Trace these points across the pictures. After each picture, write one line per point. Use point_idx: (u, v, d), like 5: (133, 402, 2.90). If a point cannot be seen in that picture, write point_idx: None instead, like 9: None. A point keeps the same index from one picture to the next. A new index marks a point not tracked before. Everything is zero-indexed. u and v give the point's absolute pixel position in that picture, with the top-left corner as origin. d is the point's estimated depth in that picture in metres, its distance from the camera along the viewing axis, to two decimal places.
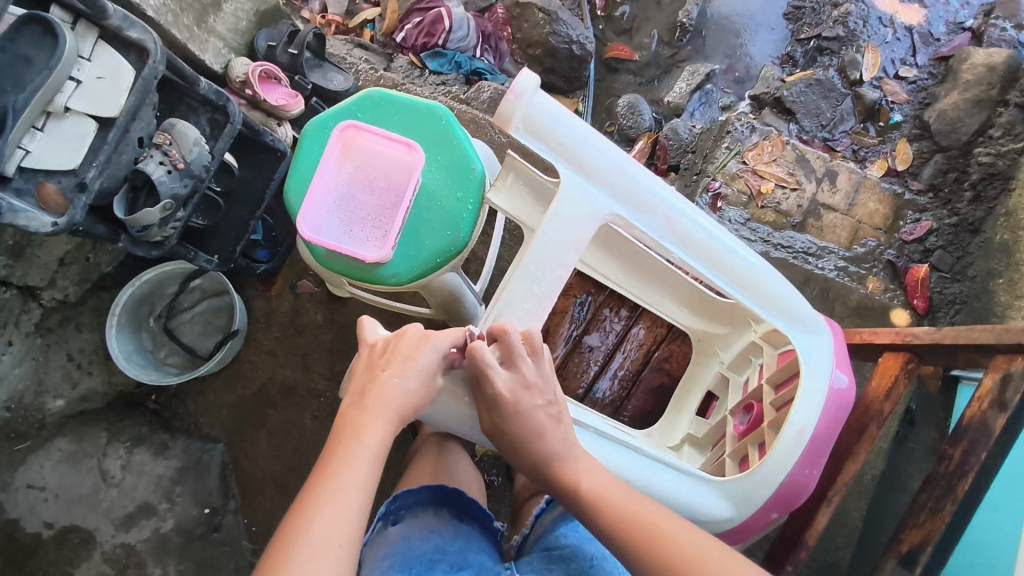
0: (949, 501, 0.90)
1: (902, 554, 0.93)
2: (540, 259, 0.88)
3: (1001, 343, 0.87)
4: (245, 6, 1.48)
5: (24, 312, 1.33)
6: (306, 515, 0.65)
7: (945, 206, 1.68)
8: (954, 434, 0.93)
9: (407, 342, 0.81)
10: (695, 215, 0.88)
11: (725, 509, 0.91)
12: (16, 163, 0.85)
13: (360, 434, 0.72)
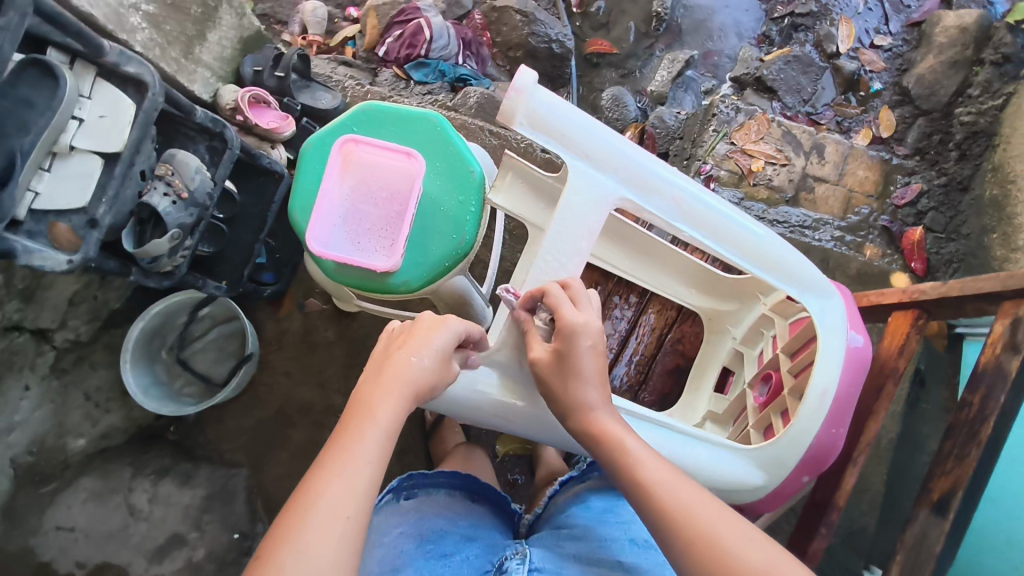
0: (974, 446, 0.91)
1: (933, 502, 0.94)
2: (555, 249, 0.89)
3: (1008, 290, 0.88)
4: (229, 34, 1.50)
5: (38, 355, 1.35)
6: (312, 487, 0.64)
7: (933, 167, 1.72)
8: (971, 381, 0.94)
9: (422, 324, 0.81)
10: (701, 193, 0.90)
11: (758, 476, 0.93)
12: (26, 206, 0.87)
13: (371, 410, 0.71)
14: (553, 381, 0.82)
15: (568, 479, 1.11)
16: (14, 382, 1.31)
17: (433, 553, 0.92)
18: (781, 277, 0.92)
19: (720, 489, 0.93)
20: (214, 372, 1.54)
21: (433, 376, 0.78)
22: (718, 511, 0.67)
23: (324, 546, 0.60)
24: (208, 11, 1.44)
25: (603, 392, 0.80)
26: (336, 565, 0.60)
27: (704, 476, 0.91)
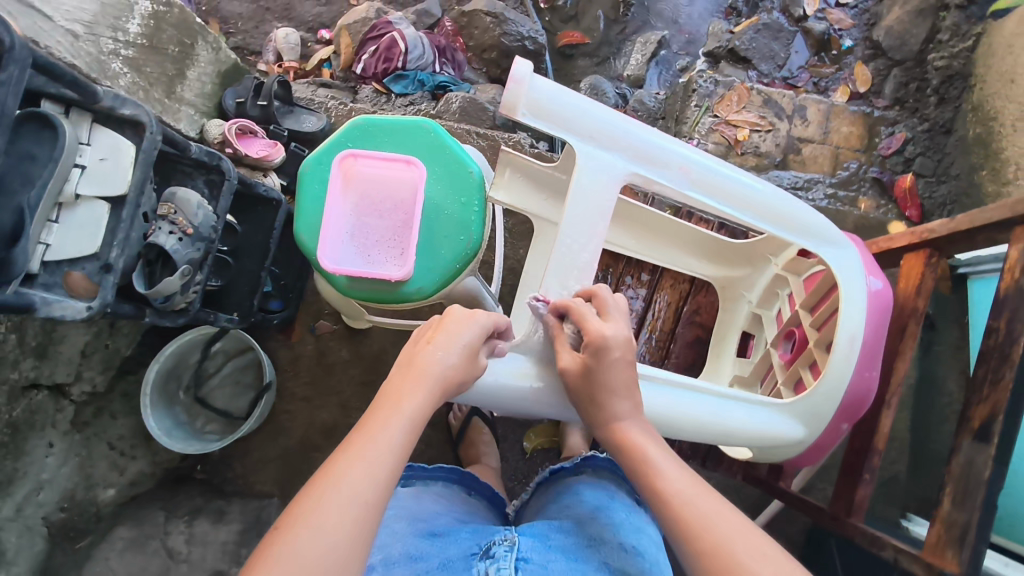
0: (1009, 369, 0.79)
1: (976, 430, 0.81)
2: (572, 233, 0.89)
3: (1014, 215, 0.82)
4: (207, 69, 1.50)
5: (58, 411, 1.32)
6: (333, 469, 0.64)
7: (914, 115, 1.74)
8: (994, 307, 0.84)
9: (452, 320, 0.80)
10: (707, 159, 0.92)
11: (799, 430, 0.94)
12: (38, 258, 0.87)
13: (397, 400, 0.71)
14: (586, 383, 0.79)
15: (561, 468, 1.10)
16: (39, 442, 1.27)
17: (425, 531, 0.89)
18: (795, 231, 0.94)
19: (762, 445, 0.94)
20: (234, 406, 1.54)
21: (462, 373, 0.78)
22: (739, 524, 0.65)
23: (339, 521, 0.61)
24: (186, 49, 1.44)
25: (632, 398, 0.78)
26: (351, 545, 0.60)
27: (747, 435, 0.92)
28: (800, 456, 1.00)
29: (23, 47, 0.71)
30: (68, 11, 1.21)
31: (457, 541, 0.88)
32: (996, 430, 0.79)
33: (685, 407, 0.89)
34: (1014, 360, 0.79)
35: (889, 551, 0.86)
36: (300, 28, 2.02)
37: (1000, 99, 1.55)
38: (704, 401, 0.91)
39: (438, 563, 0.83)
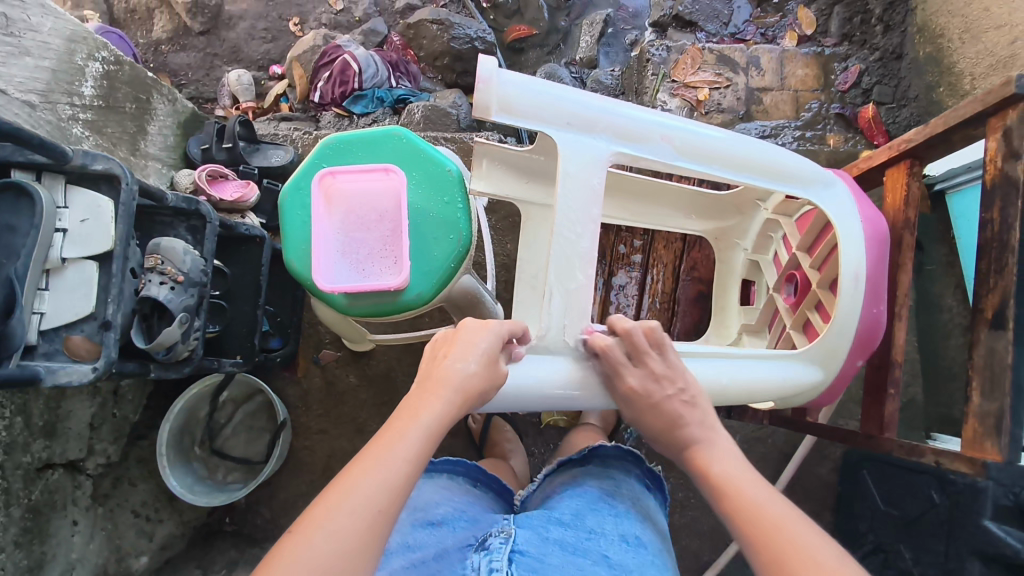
0: (1010, 254, 0.80)
1: (990, 319, 0.83)
2: (570, 219, 0.86)
3: (987, 107, 0.83)
4: (167, 122, 1.52)
5: (77, 488, 1.25)
6: (350, 475, 0.64)
7: (864, 46, 1.78)
8: (984, 200, 0.85)
9: (465, 335, 0.80)
10: (687, 126, 0.92)
11: (816, 373, 0.96)
12: (35, 328, 0.86)
13: (414, 413, 0.71)
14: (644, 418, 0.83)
15: (566, 460, 1.08)
16: (63, 521, 1.20)
17: (423, 522, 0.91)
18: (782, 180, 0.95)
19: (786, 393, 0.95)
20: (252, 451, 1.52)
21: (485, 383, 0.77)
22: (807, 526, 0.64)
23: (352, 524, 0.60)
24: (142, 105, 1.44)
25: (699, 418, 0.81)
26: (361, 548, 0.59)
27: (771, 385, 0.92)
28: (819, 397, 1.01)
29: None
30: (21, 82, 1.16)
31: (454, 534, 0.88)
32: (1010, 314, 0.80)
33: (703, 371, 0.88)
34: (1010, 244, 0.81)
35: (929, 457, 0.87)
36: (251, 68, 2.04)
37: (942, 15, 1.58)
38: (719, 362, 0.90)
39: (434, 552, 0.84)
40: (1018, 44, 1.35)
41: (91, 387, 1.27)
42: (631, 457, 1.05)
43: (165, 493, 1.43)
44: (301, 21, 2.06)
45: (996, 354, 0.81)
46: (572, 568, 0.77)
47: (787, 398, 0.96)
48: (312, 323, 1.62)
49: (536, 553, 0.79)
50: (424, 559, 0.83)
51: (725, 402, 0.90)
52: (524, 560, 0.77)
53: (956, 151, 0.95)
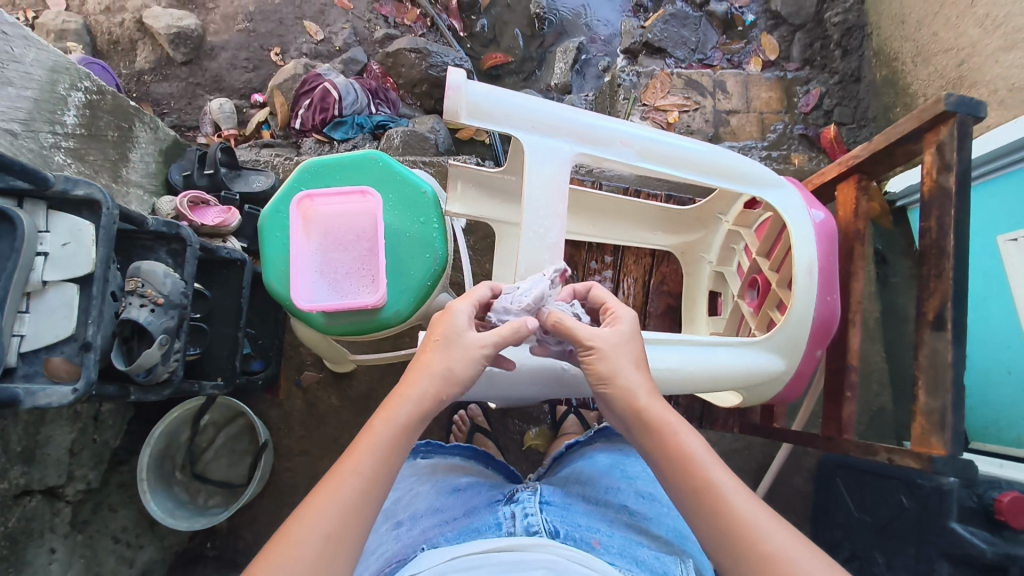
0: (947, 259, 0.86)
1: (932, 321, 0.88)
2: (536, 216, 0.91)
3: (923, 124, 0.89)
4: (149, 150, 1.56)
5: (55, 514, 1.24)
6: (307, 506, 0.63)
7: (824, 70, 1.87)
8: (923, 211, 0.90)
9: (444, 328, 0.76)
10: (646, 131, 0.97)
11: (778, 362, 1.00)
12: (15, 351, 0.87)
13: (372, 425, 0.69)
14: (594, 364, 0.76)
15: (575, 442, 1.15)
16: (39, 549, 1.19)
17: (448, 490, 0.94)
18: (735, 180, 1.00)
19: (746, 384, 0.99)
20: (234, 475, 1.52)
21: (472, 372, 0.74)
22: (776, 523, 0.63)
23: (308, 554, 0.59)
24: (124, 133, 1.47)
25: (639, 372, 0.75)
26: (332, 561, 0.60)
27: (731, 374, 0.96)
28: (783, 391, 1.05)
29: None
30: (4, 111, 1.17)
31: (479, 498, 0.92)
32: (948, 316, 0.85)
33: (668, 359, 0.91)
34: (944, 252, 0.87)
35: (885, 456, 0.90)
36: (233, 96, 2.08)
37: (896, 40, 1.68)
38: (690, 350, 0.94)
39: (463, 510, 0.87)
40: (964, 67, 1.44)
41: (71, 412, 1.27)
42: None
43: (146, 519, 1.42)
44: (282, 51, 2.12)
45: (938, 354, 0.86)
46: (594, 519, 0.84)
47: (750, 388, 1.00)
48: (294, 345, 1.64)
49: (561, 503, 0.85)
50: (456, 512, 0.87)
51: (692, 386, 0.94)
52: (554, 507, 0.83)
53: (899, 166, 1.01)
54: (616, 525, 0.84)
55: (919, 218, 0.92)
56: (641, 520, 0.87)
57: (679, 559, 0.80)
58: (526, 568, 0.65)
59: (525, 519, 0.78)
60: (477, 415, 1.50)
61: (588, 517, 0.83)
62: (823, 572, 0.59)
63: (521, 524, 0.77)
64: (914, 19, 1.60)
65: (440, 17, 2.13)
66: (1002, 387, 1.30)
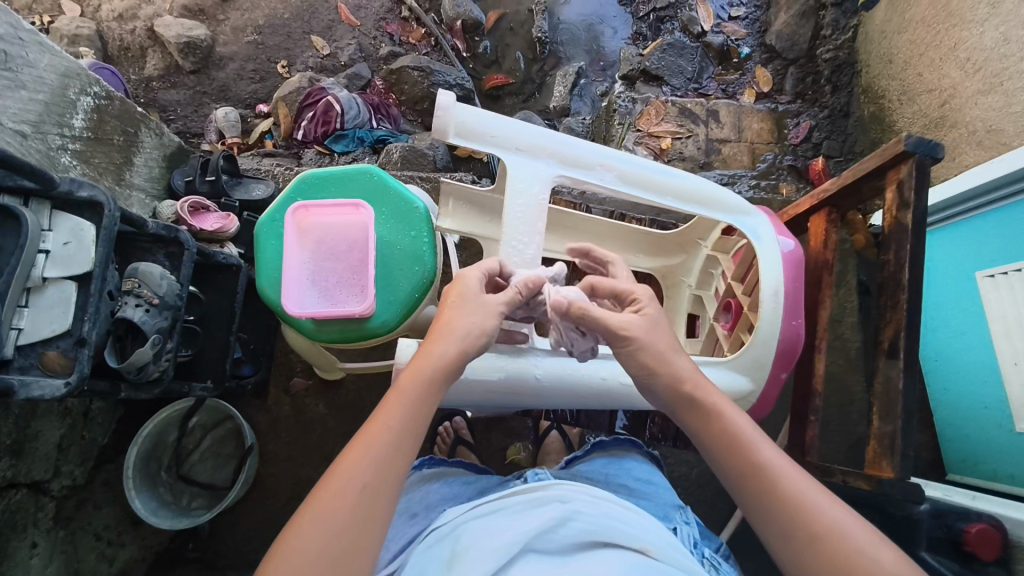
0: (903, 290, 0.91)
1: (887, 349, 0.94)
2: (516, 232, 0.97)
3: (885, 162, 0.94)
4: (153, 155, 1.60)
5: (40, 508, 1.25)
6: (343, 461, 0.67)
7: (815, 104, 1.93)
8: (884, 244, 0.96)
9: (466, 293, 0.81)
10: (626, 156, 1.02)
11: (745, 381, 1.02)
12: (12, 343, 0.90)
13: (399, 383, 0.73)
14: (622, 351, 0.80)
15: (572, 457, 1.13)
16: (22, 542, 1.20)
17: (460, 483, 1.00)
18: (711, 206, 1.05)
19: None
20: (218, 478, 1.53)
21: (482, 343, 0.79)
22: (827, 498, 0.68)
23: (349, 504, 0.64)
24: (130, 138, 1.52)
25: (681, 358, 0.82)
26: (371, 505, 0.65)
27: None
28: (751, 410, 1.07)
29: None
30: (16, 112, 1.21)
31: (489, 481, 1.01)
32: (901, 345, 0.91)
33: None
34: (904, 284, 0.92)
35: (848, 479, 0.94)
36: (238, 106, 2.13)
37: (884, 78, 1.73)
38: None
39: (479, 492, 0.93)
40: (946, 107, 1.49)
41: (62, 408, 1.29)
42: (630, 444, 1.14)
43: (129, 517, 1.44)
44: (289, 64, 2.17)
45: (897, 383, 0.90)
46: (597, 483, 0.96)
47: None
48: (284, 351, 1.67)
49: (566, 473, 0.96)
50: (467, 493, 0.96)
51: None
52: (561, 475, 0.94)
53: (867, 202, 1.06)
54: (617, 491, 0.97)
55: (880, 252, 0.97)
56: (639, 492, 0.98)
57: (677, 508, 0.96)
58: (541, 502, 0.76)
59: (535, 477, 0.91)
60: (461, 427, 1.52)
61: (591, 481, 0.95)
62: (858, 526, 0.65)
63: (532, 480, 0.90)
64: (900, 58, 1.65)
65: (445, 37, 2.20)
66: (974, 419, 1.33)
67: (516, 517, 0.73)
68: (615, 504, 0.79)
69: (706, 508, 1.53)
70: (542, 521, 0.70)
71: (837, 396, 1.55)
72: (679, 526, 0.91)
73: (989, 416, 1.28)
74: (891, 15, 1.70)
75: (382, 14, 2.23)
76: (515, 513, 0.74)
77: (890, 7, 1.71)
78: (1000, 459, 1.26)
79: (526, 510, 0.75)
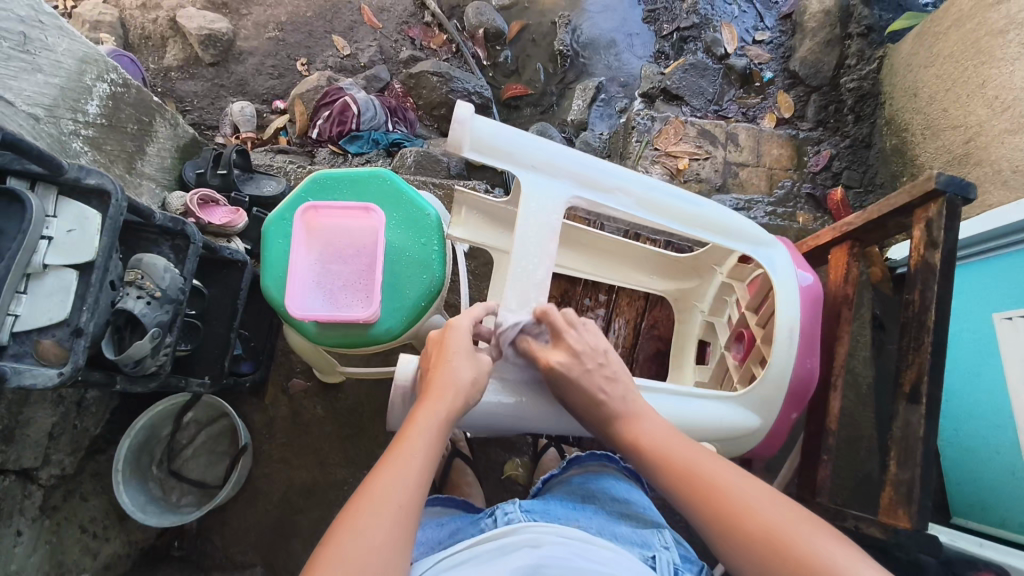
0: (927, 332, 0.92)
1: (908, 393, 0.94)
2: (527, 252, 0.95)
3: (914, 199, 0.94)
4: (166, 146, 1.59)
5: (26, 497, 1.23)
6: (372, 479, 0.68)
7: (836, 133, 1.91)
8: (908, 282, 0.96)
9: (455, 340, 0.86)
10: (645, 179, 1.00)
11: (754, 419, 1.02)
12: (8, 329, 0.87)
13: (416, 415, 0.77)
14: (569, 400, 0.91)
15: (550, 476, 1.10)
16: (6, 530, 1.17)
17: (434, 523, 0.96)
18: (727, 236, 1.03)
19: (721, 436, 1.00)
20: (210, 475, 1.49)
21: (477, 393, 0.84)
22: (764, 499, 0.71)
23: (384, 519, 0.65)
24: (144, 126, 1.51)
25: (620, 393, 0.89)
26: (393, 540, 0.64)
27: (706, 426, 0.98)
28: (760, 446, 1.07)
29: None
30: (30, 95, 1.19)
31: (462, 521, 0.94)
32: (924, 390, 0.91)
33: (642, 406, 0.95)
34: (930, 324, 0.91)
35: None
36: (255, 101, 2.12)
37: (908, 112, 1.71)
38: (662, 399, 0.96)
39: (451, 534, 0.89)
40: (971, 144, 1.46)
41: (55, 396, 1.27)
42: (607, 459, 1.08)
43: (116, 511, 1.41)
44: (308, 62, 2.17)
45: (917, 428, 0.90)
46: (575, 514, 0.89)
47: (725, 441, 1.02)
48: (285, 351, 1.64)
49: (541, 506, 0.88)
50: (440, 537, 0.91)
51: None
52: (532, 509, 0.87)
53: (891, 238, 1.06)
54: (599, 513, 0.91)
55: (905, 288, 0.97)
56: (621, 515, 0.92)
57: (657, 532, 0.88)
58: (508, 551, 0.72)
59: (505, 517, 0.84)
60: (459, 439, 1.47)
61: (568, 512, 0.89)
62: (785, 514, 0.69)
63: (501, 520, 0.83)
64: (926, 92, 1.63)
65: (466, 44, 2.19)
66: (985, 466, 1.29)
67: (480, 568, 0.69)
68: (590, 541, 0.75)
69: None
70: (510, 570, 0.67)
71: (845, 432, 1.51)
72: (658, 553, 0.82)
73: (1001, 462, 1.25)
74: (918, 48, 1.68)
75: (404, 18, 2.23)
76: (479, 564, 0.70)
77: (916, 41, 1.69)
78: (1010, 507, 1.23)
79: (492, 560, 0.71)
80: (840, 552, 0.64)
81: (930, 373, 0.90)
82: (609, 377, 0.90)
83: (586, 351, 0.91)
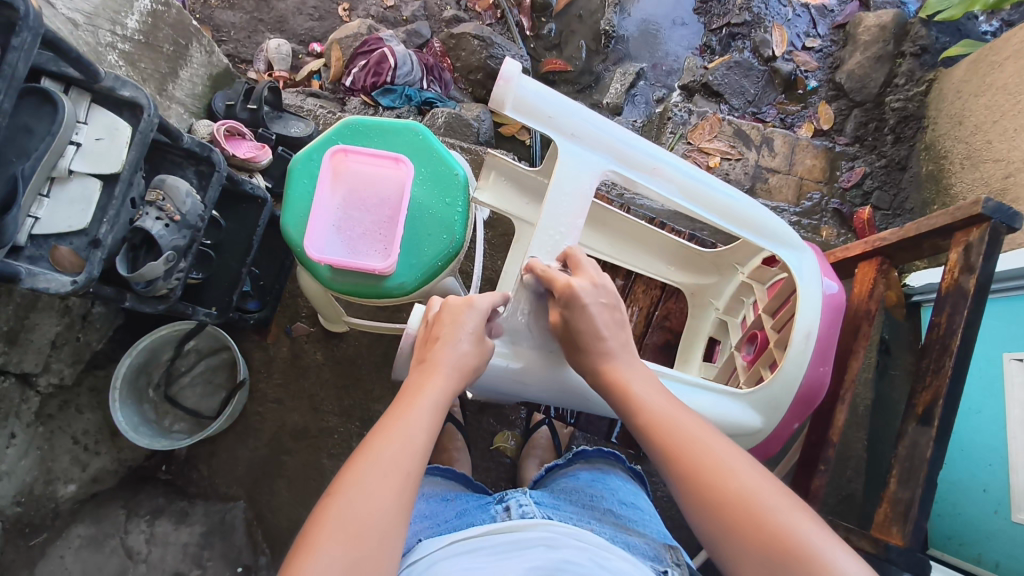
0: (948, 357, 0.92)
1: (919, 415, 0.94)
2: (554, 222, 0.95)
3: (956, 221, 0.94)
4: (199, 72, 1.56)
5: (23, 402, 1.23)
6: (369, 446, 0.68)
7: (872, 151, 1.89)
8: (936, 304, 0.97)
9: (463, 320, 0.84)
10: (682, 165, 0.99)
11: (756, 425, 1.02)
12: (27, 231, 0.86)
13: (417, 391, 0.75)
14: (574, 333, 0.86)
15: (555, 464, 1.12)
16: None
17: (437, 500, 0.99)
18: (757, 234, 1.02)
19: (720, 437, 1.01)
20: (205, 405, 1.50)
21: (468, 366, 0.82)
22: (745, 467, 0.68)
23: (383, 486, 0.64)
24: (179, 49, 1.49)
25: (620, 338, 0.85)
26: (395, 505, 0.64)
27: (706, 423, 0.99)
28: (757, 452, 1.07)
29: (36, 15, 0.72)
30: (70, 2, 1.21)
31: (467, 502, 0.96)
32: (937, 413, 0.92)
33: None
34: (954, 349, 0.92)
35: None
36: (292, 40, 2.10)
37: (950, 139, 1.67)
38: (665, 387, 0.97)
39: (455, 513, 0.91)
40: (1010, 179, 1.44)
41: (62, 305, 1.26)
42: (613, 457, 1.12)
43: (109, 427, 1.42)
44: (350, 8, 2.14)
45: (924, 450, 0.91)
46: (585, 516, 0.88)
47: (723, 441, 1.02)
48: (293, 294, 1.64)
49: (550, 501, 0.89)
50: (445, 516, 0.91)
51: None
52: (546, 504, 0.88)
53: (922, 258, 1.06)
54: (607, 517, 0.90)
55: (931, 311, 0.97)
56: (628, 521, 0.91)
57: (667, 547, 0.87)
58: (526, 545, 0.72)
59: (519, 509, 0.85)
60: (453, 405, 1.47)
61: (578, 514, 0.88)
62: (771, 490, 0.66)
63: (516, 512, 0.84)
64: (971, 121, 1.60)
65: (511, 11, 2.16)
66: (971, 501, 1.29)
67: (494, 560, 0.69)
68: (607, 549, 0.74)
69: (682, 533, 1.49)
70: (525, 569, 0.67)
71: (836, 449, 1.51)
72: (669, 569, 0.82)
73: (988, 499, 1.25)
74: (970, 75, 1.63)
75: None
76: (492, 556, 0.70)
77: (970, 68, 1.64)
78: (989, 544, 1.23)
79: (507, 553, 0.70)
80: (826, 540, 0.61)
81: (946, 398, 0.91)
82: (613, 320, 0.85)
83: (606, 286, 0.87)
